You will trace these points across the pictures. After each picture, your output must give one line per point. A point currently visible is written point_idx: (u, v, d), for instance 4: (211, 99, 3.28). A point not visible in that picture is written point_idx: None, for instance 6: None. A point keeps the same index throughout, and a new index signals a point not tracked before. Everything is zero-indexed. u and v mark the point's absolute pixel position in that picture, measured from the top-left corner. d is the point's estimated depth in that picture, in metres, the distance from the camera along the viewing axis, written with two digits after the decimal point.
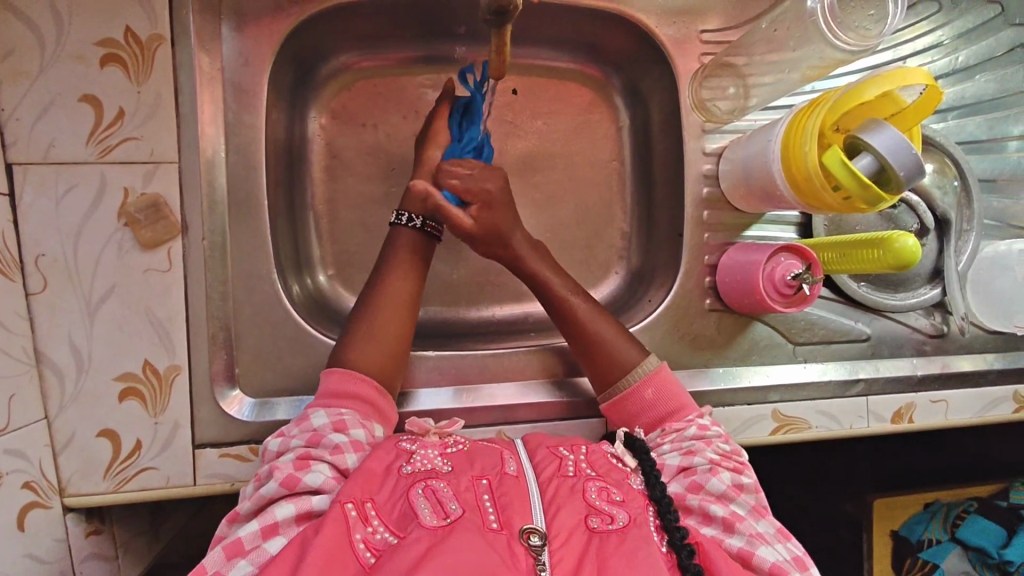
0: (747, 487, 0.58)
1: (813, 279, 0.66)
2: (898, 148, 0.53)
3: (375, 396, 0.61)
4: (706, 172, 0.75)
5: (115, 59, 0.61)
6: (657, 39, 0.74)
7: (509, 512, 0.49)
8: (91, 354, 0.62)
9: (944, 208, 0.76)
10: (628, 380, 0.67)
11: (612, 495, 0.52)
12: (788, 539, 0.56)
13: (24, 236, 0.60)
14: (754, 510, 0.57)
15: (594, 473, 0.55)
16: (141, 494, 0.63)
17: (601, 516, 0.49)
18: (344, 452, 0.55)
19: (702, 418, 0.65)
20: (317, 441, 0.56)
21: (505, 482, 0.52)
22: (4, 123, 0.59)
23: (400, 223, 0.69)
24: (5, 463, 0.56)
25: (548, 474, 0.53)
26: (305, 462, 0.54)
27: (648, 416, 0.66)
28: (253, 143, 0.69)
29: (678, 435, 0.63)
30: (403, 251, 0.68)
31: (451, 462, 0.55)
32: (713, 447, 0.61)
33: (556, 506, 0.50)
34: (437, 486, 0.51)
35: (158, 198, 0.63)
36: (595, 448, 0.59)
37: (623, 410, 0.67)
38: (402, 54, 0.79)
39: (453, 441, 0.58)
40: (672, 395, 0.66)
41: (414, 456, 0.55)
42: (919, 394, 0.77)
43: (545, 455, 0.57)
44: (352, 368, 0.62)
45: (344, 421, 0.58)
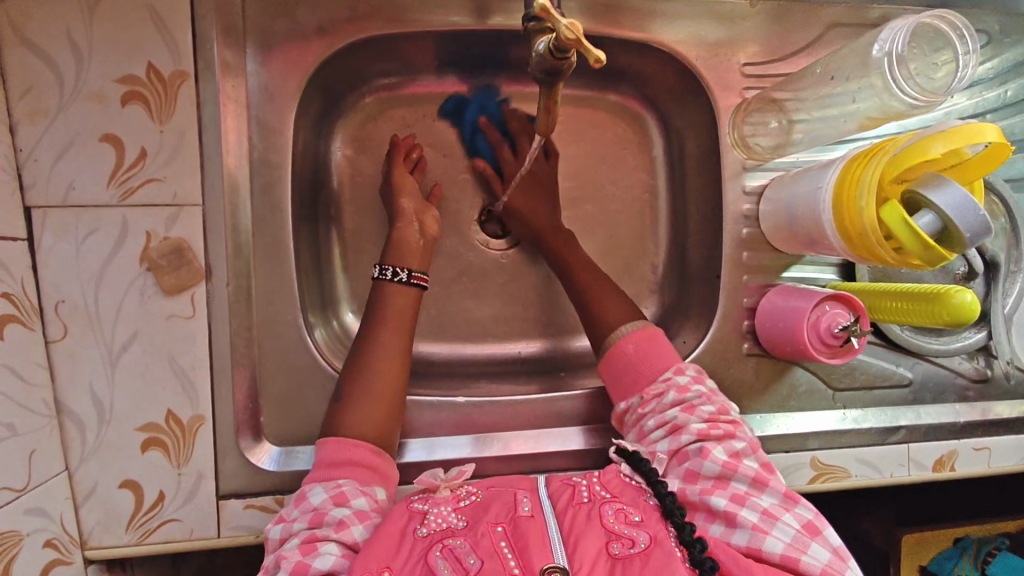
0: (742, 451, 0.58)
1: (862, 331, 0.63)
2: (963, 207, 0.50)
3: (374, 460, 0.59)
4: (746, 212, 0.72)
5: (137, 97, 0.59)
6: (696, 71, 0.71)
7: (528, 554, 0.46)
8: (113, 403, 0.60)
9: (993, 251, 0.73)
10: (612, 336, 0.67)
11: (629, 516, 0.51)
12: (795, 503, 0.54)
13: (43, 282, 0.58)
14: (754, 480, 0.55)
15: (608, 495, 0.53)
16: (164, 546, 0.62)
17: (622, 542, 0.48)
18: (349, 526, 0.53)
19: (681, 377, 0.63)
20: (320, 521, 0.53)
21: (521, 523, 0.50)
22: (22, 165, 0.57)
23: (385, 278, 0.66)
24: (28, 521, 0.54)
25: (562, 505, 0.52)
26: (311, 544, 0.51)
27: (627, 372, 0.65)
28: (278, 180, 0.67)
29: (659, 403, 0.62)
30: (400, 314, 0.65)
31: (466, 516, 0.52)
32: (697, 415, 0.60)
33: (575, 538, 0.48)
34: (454, 544, 0.48)
35: (182, 243, 0.60)
36: (607, 469, 0.57)
37: (608, 368, 0.67)
38: (430, 84, 0.77)
39: (465, 493, 0.56)
40: (652, 353, 0.65)
41: (428, 516, 0.53)
42: (961, 441, 0.74)
43: (560, 485, 0.56)
44: (344, 436, 0.59)
45: (344, 493, 0.55)
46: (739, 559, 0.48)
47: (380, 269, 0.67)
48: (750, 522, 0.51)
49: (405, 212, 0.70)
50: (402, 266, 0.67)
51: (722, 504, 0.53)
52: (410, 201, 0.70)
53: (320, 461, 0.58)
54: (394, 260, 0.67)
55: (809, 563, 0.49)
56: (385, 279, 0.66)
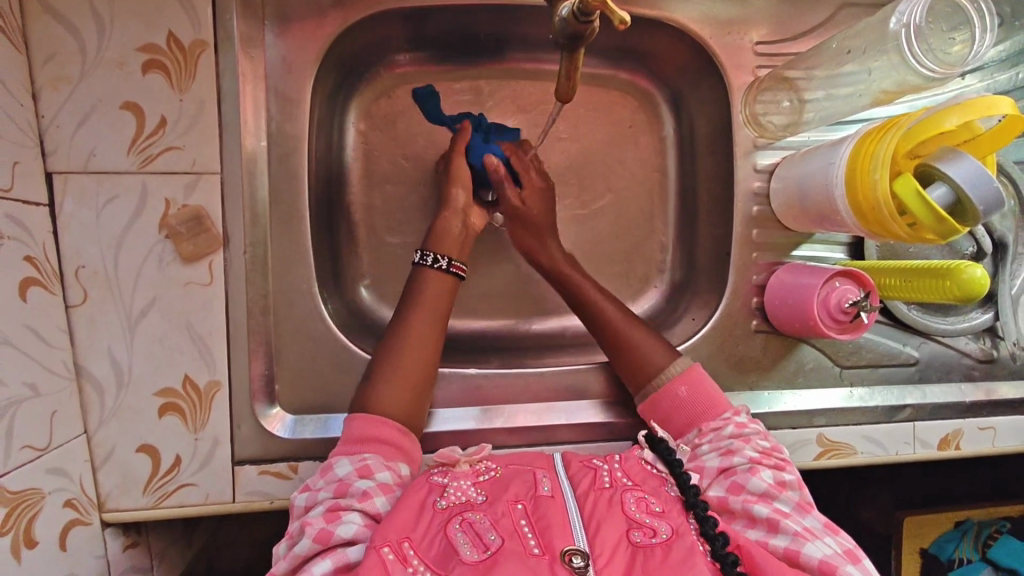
0: (790, 483, 0.57)
1: (872, 306, 0.63)
2: (977, 180, 0.51)
3: (401, 440, 0.59)
4: (756, 190, 0.72)
5: (158, 65, 0.59)
6: (710, 49, 0.71)
7: (549, 535, 0.47)
8: (132, 368, 0.61)
9: (1001, 232, 0.73)
10: (660, 378, 0.67)
11: (651, 506, 0.51)
12: (838, 533, 0.53)
13: (65, 248, 0.58)
14: (799, 506, 0.54)
15: (630, 482, 0.54)
16: (180, 510, 0.63)
17: (644, 530, 0.48)
18: (373, 496, 0.53)
19: (739, 416, 0.63)
20: (345, 491, 0.54)
21: (541, 503, 0.50)
22: (44, 131, 0.57)
23: (425, 263, 0.67)
24: (49, 481, 0.55)
25: (584, 488, 0.53)
26: (335, 513, 0.52)
27: (681, 415, 0.65)
28: (295, 152, 0.67)
29: (716, 434, 0.62)
30: (431, 296, 0.66)
31: (485, 491, 0.53)
32: (751, 445, 0.60)
33: (596, 522, 0.48)
34: (473, 519, 0.49)
35: (201, 211, 0.61)
36: (629, 455, 0.58)
37: (658, 410, 0.66)
38: (445, 61, 0.77)
39: (485, 469, 0.57)
40: (705, 393, 0.65)
41: (448, 490, 0.54)
42: (966, 420, 0.75)
43: (580, 468, 0.56)
44: (374, 412, 0.60)
45: (368, 466, 0.56)
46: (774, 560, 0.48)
47: (421, 256, 0.67)
48: (790, 530, 0.51)
49: (455, 202, 0.70)
50: (443, 253, 0.68)
51: (765, 514, 0.52)
52: (462, 192, 0.70)
53: (349, 436, 0.59)
54: (435, 248, 0.68)
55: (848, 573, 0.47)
56: (425, 265, 0.67)
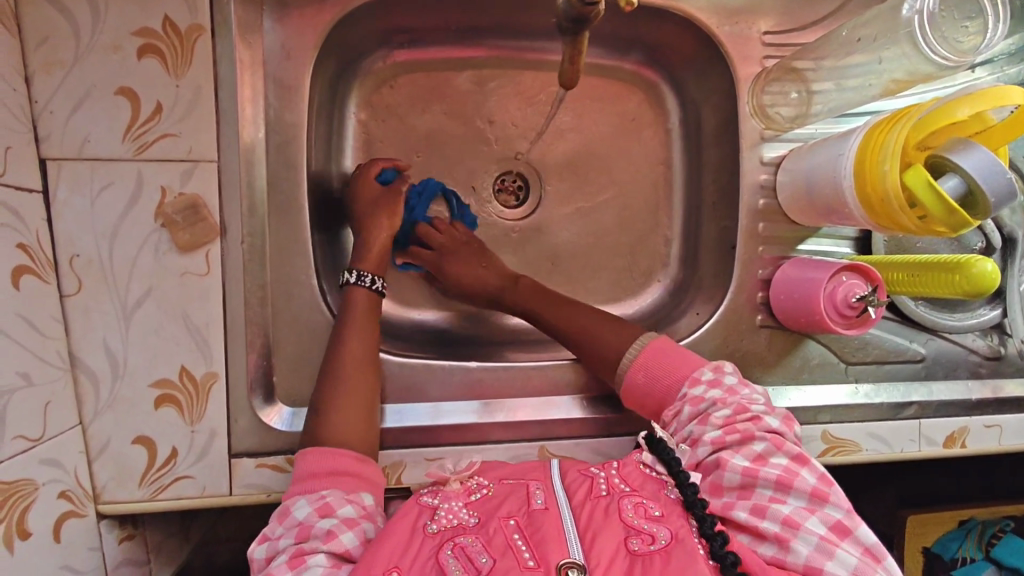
0: (769, 454, 0.55)
1: (879, 300, 0.62)
2: (989, 171, 0.50)
3: (358, 464, 0.57)
4: (763, 183, 0.71)
5: (153, 50, 0.58)
6: (717, 39, 0.70)
7: (544, 548, 0.46)
8: (127, 358, 0.60)
9: (1012, 227, 0.72)
10: (620, 366, 0.67)
11: (649, 510, 0.51)
12: (825, 502, 0.51)
13: (59, 236, 0.58)
14: (777, 483, 0.52)
15: (628, 488, 0.53)
16: (176, 503, 0.62)
17: (642, 537, 0.48)
18: (339, 534, 0.51)
19: (695, 388, 0.62)
20: (307, 534, 0.51)
21: (535, 517, 0.50)
22: (38, 117, 0.56)
23: (361, 284, 0.66)
24: (43, 472, 0.54)
25: (581, 498, 0.52)
26: (299, 558, 0.49)
27: (648, 401, 0.65)
28: (293, 141, 0.66)
29: (679, 421, 0.61)
30: (362, 308, 0.65)
31: (477, 514, 0.52)
32: (711, 425, 0.58)
33: (592, 533, 0.48)
34: (465, 542, 0.48)
35: (197, 199, 0.60)
36: (627, 460, 0.57)
37: (631, 400, 0.67)
38: (446, 50, 0.76)
39: (476, 487, 0.56)
40: (661, 376, 0.64)
41: (438, 512, 0.52)
42: (972, 417, 0.74)
43: (576, 476, 0.55)
44: (327, 444, 0.58)
45: (329, 503, 0.53)
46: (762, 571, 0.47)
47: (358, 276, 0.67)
48: (772, 531, 0.49)
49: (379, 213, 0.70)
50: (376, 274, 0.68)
51: (743, 516, 0.51)
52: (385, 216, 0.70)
53: (299, 474, 0.57)
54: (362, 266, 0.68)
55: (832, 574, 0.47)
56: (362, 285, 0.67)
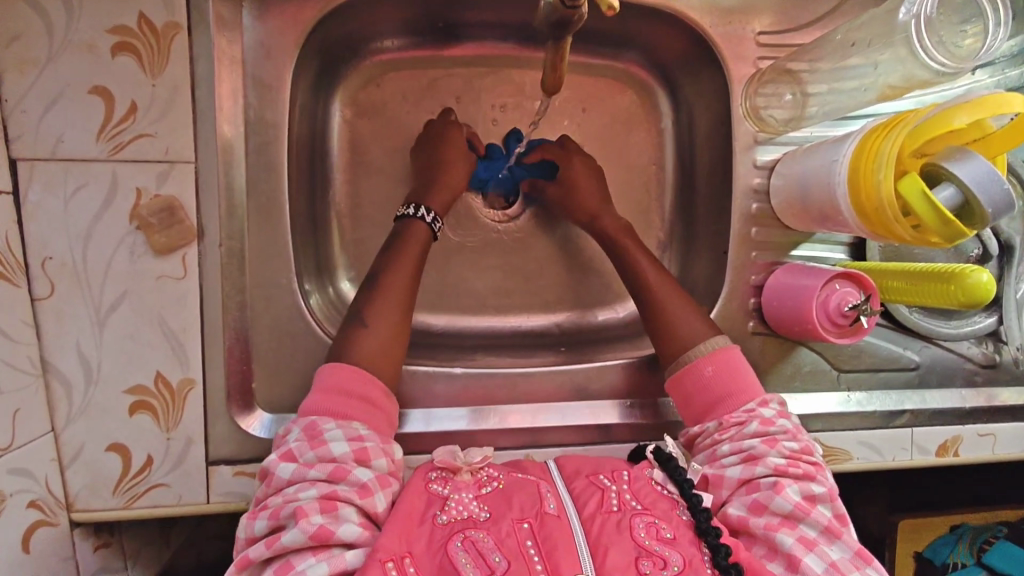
0: (819, 496, 0.54)
1: (872, 310, 0.61)
2: (987, 181, 0.48)
3: (382, 401, 0.58)
4: (756, 187, 0.69)
5: (128, 47, 0.56)
6: (710, 39, 0.68)
7: (556, 559, 0.46)
8: (101, 364, 0.59)
9: (1008, 234, 0.71)
10: (689, 355, 0.63)
11: (661, 532, 0.49)
12: (868, 563, 0.50)
13: (29, 238, 0.56)
14: (827, 529, 0.52)
15: (639, 506, 0.51)
16: (152, 512, 0.60)
17: (654, 560, 0.46)
18: (372, 492, 0.52)
19: (767, 408, 0.60)
20: (342, 477, 0.51)
21: (549, 523, 0.49)
22: (8, 115, 0.55)
23: (411, 215, 0.67)
24: (11, 481, 0.53)
25: (590, 511, 0.50)
26: (331, 503, 0.49)
27: (703, 397, 0.62)
28: (274, 141, 0.64)
29: (739, 431, 0.59)
30: (413, 244, 0.66)
31: (488, 506, 0.52)
32: (778, 450, 0.57)
33: (603, 549, 0.47)
34: (476, 537, 0.48)
35: (173, 201, 0.58)
36: (638, 474, 0.55)
37: (681, 388, 0.63)
38: (434, 48, 0.74)
39: (488, 479, 0.55)
40: (734, 375, 0.62)
41: (448, 503, 0.52)
42: (966, 426, 0.73)
43: (585, 485, 0.54)
44: (354, 366, 0.59)
45: (367, 450, 0.54)
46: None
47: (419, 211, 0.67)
48: (814, 572, 0.48)
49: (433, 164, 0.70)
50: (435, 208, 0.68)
51: (789, 547, 0.50)
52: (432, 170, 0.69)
53: (321, 385, 0.58)
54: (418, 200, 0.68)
55: None
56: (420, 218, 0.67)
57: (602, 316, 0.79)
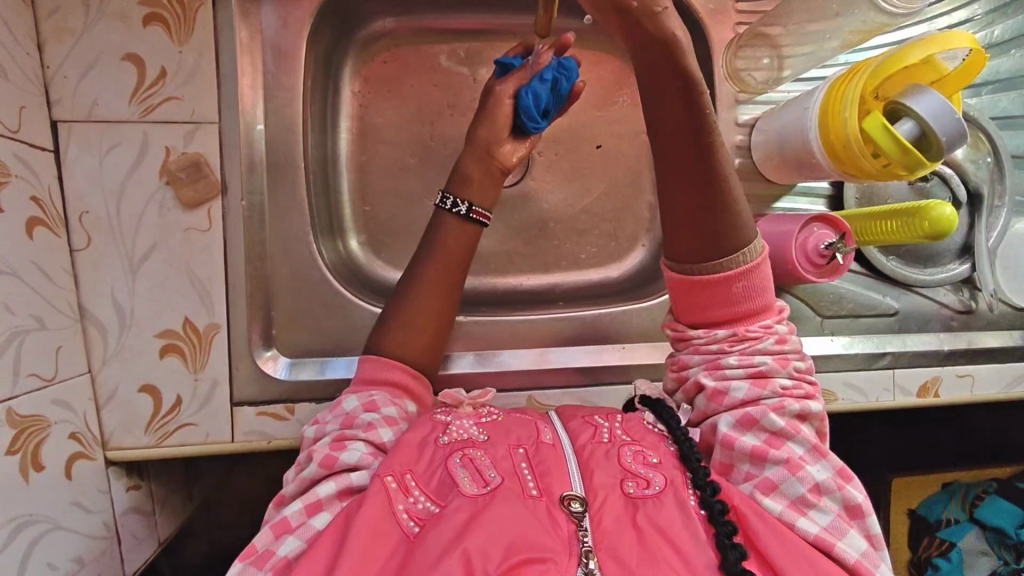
0: (812, 414, 0.55)
1: (847, 249, 0.66)
2: (941, 112, 0.53)
3: (410, 382, 0.62)
4: (738, 143, 0.75)
5: (158, 19, 0.62)
6: (692, 9, 0.73)
7: (548, 480, 0.49)
8: (134, 310, 0.63)
9: (976, 182, 0.76)
10: (722, 267, 0.54)
11: (647, 458, 0.52)
12: (850, 481, 0.52)
13: (68, 193, 0.61)
14: (814, 448, 0.53)
15: (628, 438, 0.54)
16: (181, 449, 0.65)
17: (638, 481, 0.49)
18: (378, 428, 0.56)
19: (781, 325, 0.56)
20: (350, 423, 0.56)
21: (542, 449, 0.52)
22: (50, 81, 0.60)
23: (444, 206, 0.68)
24: (54, 411, 0.57)
25: (583, 441, 0.53)
26: (341, 442, 0.55)
27: (724, 312, 0.55)
28: (289, 106, 0.70)
29: (753, 346, 0.55)
30: (450, 237, 0.67)
31: (487, 430, 0.55)
32: (786, 370, 0.55)
33: (591, 471, 0.50)
34: (474, 455, 0.51)
35: (199, 158, 0.63)
36: (630, 417, 0.58)
37: (700, 293, 0.55)
38: (432, 24, 0.79)
39: (487, 412, 0.58)
40: (765, 289, 0.55)
41: (450, 426, 0.55)
42: (945, 368, 0.77)
43: (580, 424, 0.56)
44: (385, 356, 0.62)
45: (374, 401, 0.58)
46: (772, 525, 0.48)
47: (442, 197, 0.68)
48: (787, 496, 0.51)
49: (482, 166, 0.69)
50: (463, 198, 0.68)
51: (769, 472, 0.52)
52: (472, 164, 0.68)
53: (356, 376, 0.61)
54: (456, 191, 0.68)
55: (842, 550, 0.48)
56: (444, 209, 0.68)
57: (598, 276, 0.84)
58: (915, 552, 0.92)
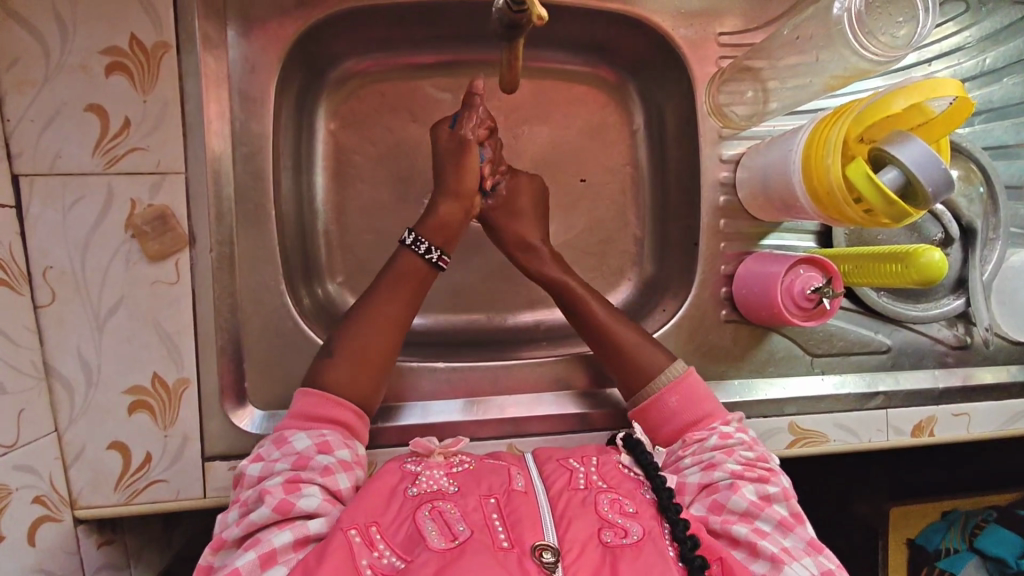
0: (774, 496, 0.55)
1: (834, 293, 0.64)
2: (926, 163, 0.51)
3: (353, 420, 0.60)
4: (723, 180, 0.73)
5: (121, 67, 0.60)
6: (672, 40, 0.71)
7: (520, 529, 0.47)
8: (101, 366, 0.62)
9: (969, 217, 0.74)
10: (651, 387, 0.64)
11: (624, 507, 0.51)
12: (819, 553, 0.51)
13: (31, 248, 0.59)
14: (780, 523, 0.53)
15: (605, 485, 0.53)
16: (151, 507, 0.63)
17: (615, 530, 0.48)
18: (335, 473, 0.54)
19: (727, 426, 0.61)
20: (305, 464, 0.54)
21: (514, 497, 0.50)
22: (10, 134, 0.58)
23: (416, 249, 0.65)
24: (16, 477, 0.56)
25: (558, 487, 0.52)
26: (295, 485, 0.52)
27: (671, 427, 0.63)
28: (260, 151, 0.68)
29: (700, 446, 0.60)
30: (406, 281, 0.65)
31: (458, 482, 0.53)
32: (734, 457, 0.57)
33: (567, 520, 0.48)
34: (444, 507, 0.50)
35: (166, 210, 0.62)
36: (606, 459, 0.57)
37: (648, 419, 0.64)
38: (407, 58, 0.77)
39: (459, 461, 0.57)
40: (699, 401, 0.63)
41: (420, 478, 0.54)
42: (940, 406, 0.75)
43: (555, 467, 0.55)
44: (328, 392, 0.60)
45: (328, 442, 0.56)
46: None
47: (412, 239, 0.66)
48: (768, 552, 0.50)
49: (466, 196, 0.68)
50: (434, 243, 0.66)
51: (744, 536, 0.51)
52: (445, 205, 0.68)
53: (293, 411, 0.59)
54: (427, 234, 0.66)
55: None
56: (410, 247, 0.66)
57: None
58: None
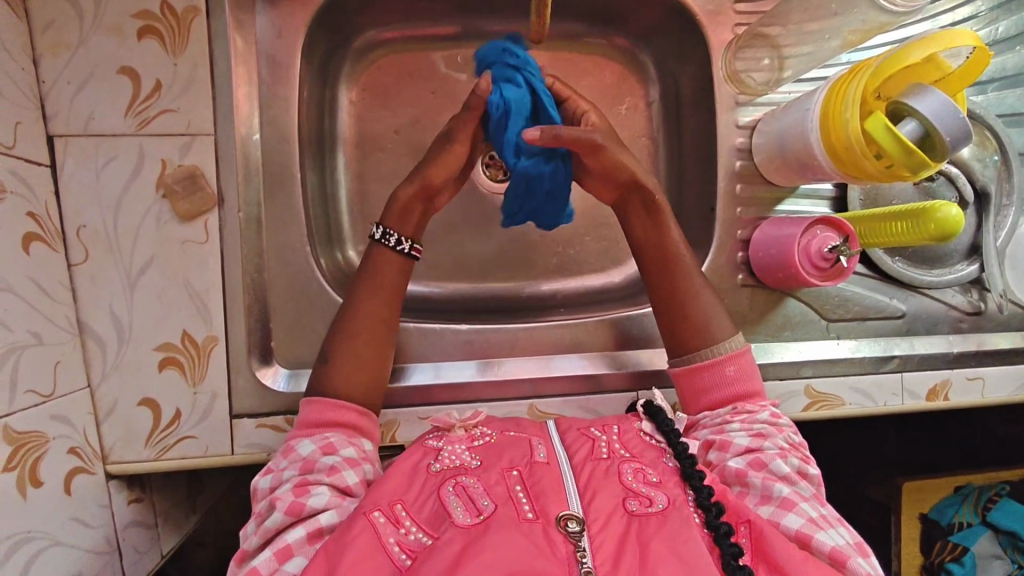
0: (811, 476, 0.56)
1: (851, 251, 0.66)
2: (944, 111, 0.52)
3: (358, 419, 0.59)
4: (739, 146, 0.74)
5: (152, 31, 0.62)
6: (689, 10, 0.72)
7: (543, 501, 0.48)
8: (132, 324, 0.63)
9: (983, 181, 0.74)
10: (714, 349, 0.63)
11: (647, 476, 0.52)
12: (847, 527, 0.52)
13: (65, 208, 0.61)
14: (815, 495, 0.54)
15: (627, 454, 0.54)
16: (180, 462, 0.65)
17: (640, 499, 0.49)
18: (342, 471, 0.54)
19: (774, 407, 0.61)
20: (311, 467, 0.53)
21: (537, 469, 0.51)
22: (45, 95, 0.60)
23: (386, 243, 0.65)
24: (53, 427, 0.57)
25: (581, 457, 0.53)
26: (303, 487, 0.52)
27: (720, 394, 0.61)
28: (285, 117, 0.70)
29: (751, 416, 0.59)
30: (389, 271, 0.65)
31: (480, 456, 0.55)
32: (784, 435, 0.58)
33: (592, 490, 0.49)
34: (467, 482, 0.51)
35: (196, 170, 0.63)
36: (628, 427, 0.58)
37: (696, 380, 0.63)
38: (427, 29, 0.78)
39: (480, 433, 0.58)
40: (752, 376, 0.62)
41: (442, 453, 0.55)
42: (954, 370, 0.75)
43: (577, 437, 0.56)
44: (332, 397, 0.59)
45: (333, 443, 0.56)
46: (785, 543, 0.47)
47: (382, 233, 0.65)
48: (807, 513, 0.50)
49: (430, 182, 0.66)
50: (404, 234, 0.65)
51: (784, 494, 0.52)
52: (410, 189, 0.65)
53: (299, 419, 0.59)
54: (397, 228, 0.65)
55: (858, 564, 0.47)
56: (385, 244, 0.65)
57: (600, 281, 0.83)
58: (927, 556, 0.88)
